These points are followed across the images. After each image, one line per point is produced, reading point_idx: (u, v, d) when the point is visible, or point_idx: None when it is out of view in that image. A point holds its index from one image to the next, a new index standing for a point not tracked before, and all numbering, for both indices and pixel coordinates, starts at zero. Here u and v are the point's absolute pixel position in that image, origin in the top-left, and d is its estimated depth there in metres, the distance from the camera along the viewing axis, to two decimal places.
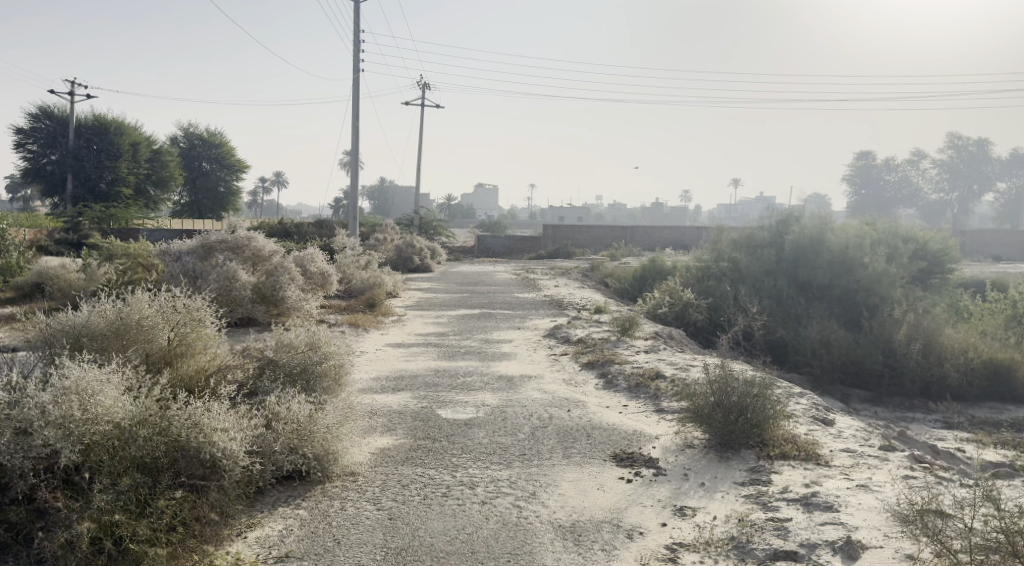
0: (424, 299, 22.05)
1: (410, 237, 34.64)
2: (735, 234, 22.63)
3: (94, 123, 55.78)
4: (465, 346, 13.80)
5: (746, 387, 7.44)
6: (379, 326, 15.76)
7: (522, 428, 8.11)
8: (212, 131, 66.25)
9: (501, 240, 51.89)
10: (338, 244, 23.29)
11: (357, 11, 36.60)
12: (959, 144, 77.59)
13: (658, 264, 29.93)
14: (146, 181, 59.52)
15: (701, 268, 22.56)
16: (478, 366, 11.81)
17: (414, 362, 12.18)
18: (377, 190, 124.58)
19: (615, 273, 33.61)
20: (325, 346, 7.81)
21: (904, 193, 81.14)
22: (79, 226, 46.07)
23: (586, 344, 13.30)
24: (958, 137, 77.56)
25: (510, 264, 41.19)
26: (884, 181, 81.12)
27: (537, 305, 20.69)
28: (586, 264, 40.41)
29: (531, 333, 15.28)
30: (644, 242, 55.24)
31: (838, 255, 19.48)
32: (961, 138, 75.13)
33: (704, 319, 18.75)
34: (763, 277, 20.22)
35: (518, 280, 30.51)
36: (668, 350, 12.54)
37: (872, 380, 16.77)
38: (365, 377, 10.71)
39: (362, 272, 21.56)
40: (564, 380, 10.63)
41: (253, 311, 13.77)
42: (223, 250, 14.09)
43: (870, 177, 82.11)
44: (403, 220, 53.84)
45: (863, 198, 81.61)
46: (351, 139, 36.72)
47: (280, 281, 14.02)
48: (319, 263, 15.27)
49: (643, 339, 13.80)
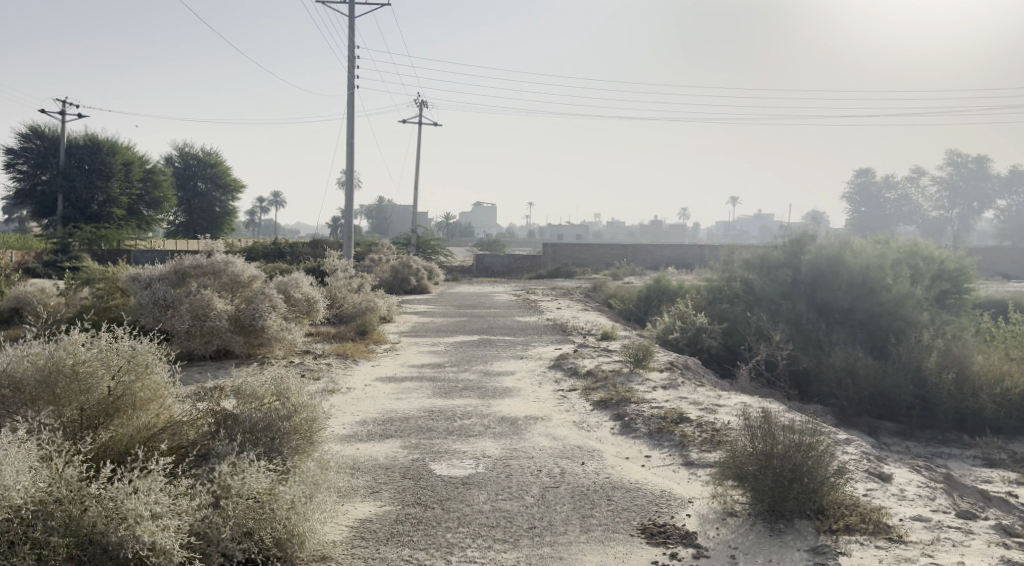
0: (420, 324, 20.82)
1: (406, 257, 33.44)
2: (746, 255, 21.57)
3: (86, 143, 54.79)
4: (463, 379, 12.58)
5: (798, 443, 6.24)
6: (371, 357, 14.56)
7: (530, 488, 6.90)
8: (207, 150, 65.25)
9: (500, 260, 50.70)
10: (330, 266, 22.10)
11: (352, 27, 35.80)
12: (959, 162, 76.66)
13: (665, 285, 28.75)
14: (139, 202, 58.41)
15: (711, 289, 21.44)
16: (478, 405, 10.59)
17: (406, 400, 10.94)
18: (375, 209, 123.63)
19: (619, 294, 32.39)
20: (294, 395, 6.58)
21: (905, 211, 80.23)
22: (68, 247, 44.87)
23: (596, 377, 12.07)
24: (958, 154, 76.79)
25: (510, 285, 40.00)
26: (885, 198, 80.21)
27: (540, 330, 19.45)
28: (588, 285, 39.21)
29: (535, 364, 14.07)
30: (645, 261, 54.03)
31: (858, 276, 18.41)
32: (961, 155, 74.31)
33: (718, 346, 17.62)
34: (780, 300, 19.12)
35: (518, 302, 29.31)
36: (688, 385, 11.34)
37: (901, 413, 15.56)
38: (351, 421, 9.49)
39: (354, 296, 20.35)
40: (574, 423, 9.41)
41: (230, 342, 12.60)
42: (198, 275, 12.93)
43: (871, 194, 81.20)
44: (400, 239, 52.69)
45: (864, 216, 80.68)
46: (346, 158, 35.70)
47: (258, 310, 12.85)
48: (304, 288, 14.09)
49: (658, 372, 12.59)
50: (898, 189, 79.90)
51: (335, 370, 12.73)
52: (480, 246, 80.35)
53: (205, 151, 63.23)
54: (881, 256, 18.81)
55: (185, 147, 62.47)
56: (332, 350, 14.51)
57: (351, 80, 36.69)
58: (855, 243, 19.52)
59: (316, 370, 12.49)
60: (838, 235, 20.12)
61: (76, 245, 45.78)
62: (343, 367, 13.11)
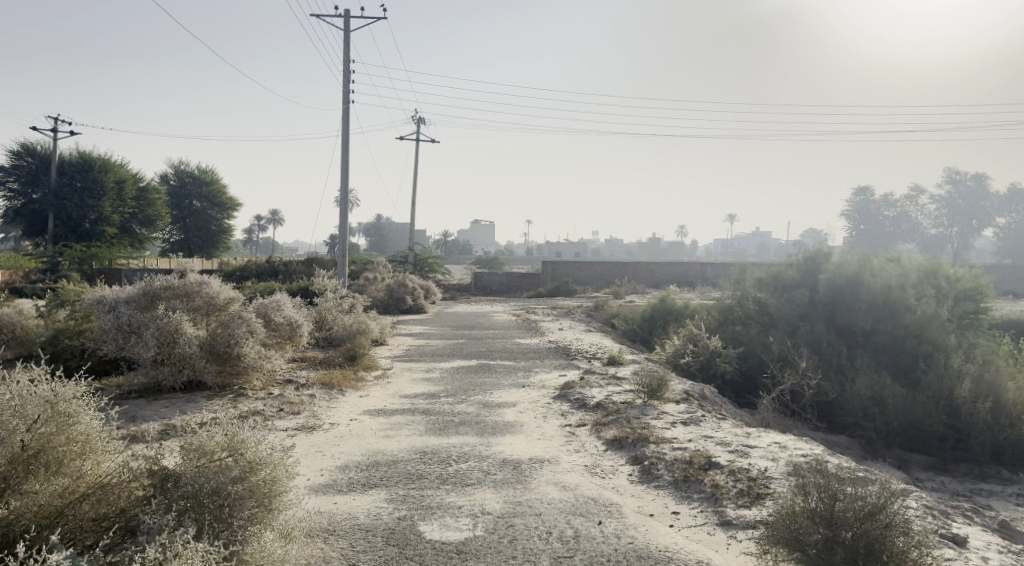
0: (416, 347, 19.64)
1: (402, 276, 32.26)
2: (759, 273, 20.43)
3: (78, 160, 53.74)
4: (460, 412, 11.39)
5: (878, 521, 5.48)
6: (359, 386, 13.38)
7: (540, 558, 5.75)
8: (203, 168, 64.14)
9: (498, 278, 49.56)
10: (320, 286, 20.93)
11: (348, 40, 34.84)
12: (958, 180, 75.85)
13: (670, 303, 27.83)
14: (131, 219, 57.24)
15: (722, 308, 20.26)
16: (477, 443, 9.42)
17: (396, 438, 9.76)
18: (373, 227, 122.57)
19: (622, 314, 31.21)
20: (250, 451, 5.42)
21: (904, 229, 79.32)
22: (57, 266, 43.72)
23: (607, 410, 10.91)
24: (957, 172, 76.05)
25: (509, 304, 38.80)
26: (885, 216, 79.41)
27: (542, 354, 18.27)
28: (589, 304, 38.02)
29: (539, 393, 12.89)
30: (646, 279, 52.91)
31: (879, 296, 17.36)
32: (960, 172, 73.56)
33: (733, 372, 16.49)
34: (797, 322, 17.97)
35: (519, 322, 28.13)
36: (709, 420, 10.18)
37: (934, 446, 14.38)
38: (331, 467, 8.30)
39: (344, 318, 19.19)
40: (585, 468, 8.23)
41: (202, 372, 11.47)
42: (169, 298, 11.76)
43: (870, 212, 80.47)
44: (397, 257, 51.51)
45: (864, 234, 79.76)
46: (341, 174, 34.66)
47: (234, 335, 11.69)
48: (287, 310, 12.92)
49: (674, 403, 11.42)
50: (897, 207, 79.07)
51: (319, 402, 11.59)
52: (478, 264, 79.25)
53: (200, 168, 62.12)
54: (904, 275, 17.73)
55: (180, 164, 61.37)
56: (318, 378, 13.35)
57: (346, 94, 35.66)
58: (875, 260, 18.45)
59: (298, 403, 11.33)
60: (855, 253, 19.07)
61: (65, 264, 44.64)
62: (327, 399, 11.94)
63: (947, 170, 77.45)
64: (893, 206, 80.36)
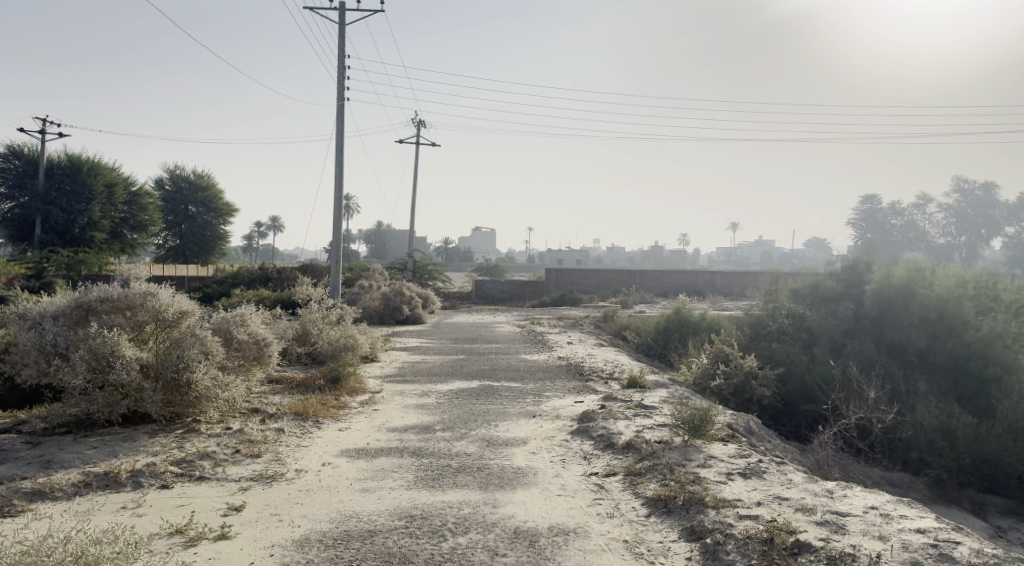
0: (411, 365, 17.59)
1: (399, 284, 30.13)
2: (793, 283, 18.25)
3: (67, 163, 51.73)
4: (459, 453, 9.33)
5: None
6: (339, 417, 11.29)
7: None
8: (198, 172, 61.96)
9: (500, 286, 47.50)
10: (304, 295, 18.86)
11: (343, 36, 32.89)
12: (967, 188, 74.01)
13: (685, 313, 26.00)
14: (122, 225, 55.13)
15: (751, 322, 18.07)
16: (480, 502, 7.36)
17: (378, 493, 7.71)
18: (373, 234, 120.57)
19: (634, 325, 29.16)
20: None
21: None
22: (41, 274, 41.62)
23: (641, 452, 8.84)
24: (964, 181, 73.80)
25: (513, 313, 36.71)
26: (891, 225, 77.31)
27: (553, 374, 16.16)
28: (597, 314, 35.99)
29: (552, 426, 10.81)
30: (654, 287, 50.87)
31: (933, 310, 15.37)
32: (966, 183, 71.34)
33: (771, 397, 14.61)
34: (842, 340, 15.83)
35: (524, 334, 26.05)
36: (772, 469, 8.14)
37: (1013, 487, 12.32)
38: (286, 547, 6.30)
39: (331, 332, 17.18)
40: (628, 548, 6.24)
41: (144, 404, 9.42)
42: (106, 312, 9.75)
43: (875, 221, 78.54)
44: (395, 264, 49.54)
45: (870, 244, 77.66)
46: (337, 176, 32.74)
47: (184, 358, 9.62)
48: (253, 326, 10.84)
49: (720, 443, 9.35)
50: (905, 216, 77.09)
51: (287, 442, 9.53)
52: (479, 272, 77.31)
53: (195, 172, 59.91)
54: (962, 288, 15.67)
55: (174, 168, 59.17)
56: (290, 407, 11.26)
57: (342, 92, 33.67)
58: (927, 268, 16.39)
59: (259, 442, 9.27)
60: (902, 262, 17.00)
61: (51, 270, 42.51)
62: (298, 436, 9.88)
63: (956, 179, 75.18)
64: (901, 214, 78.54)
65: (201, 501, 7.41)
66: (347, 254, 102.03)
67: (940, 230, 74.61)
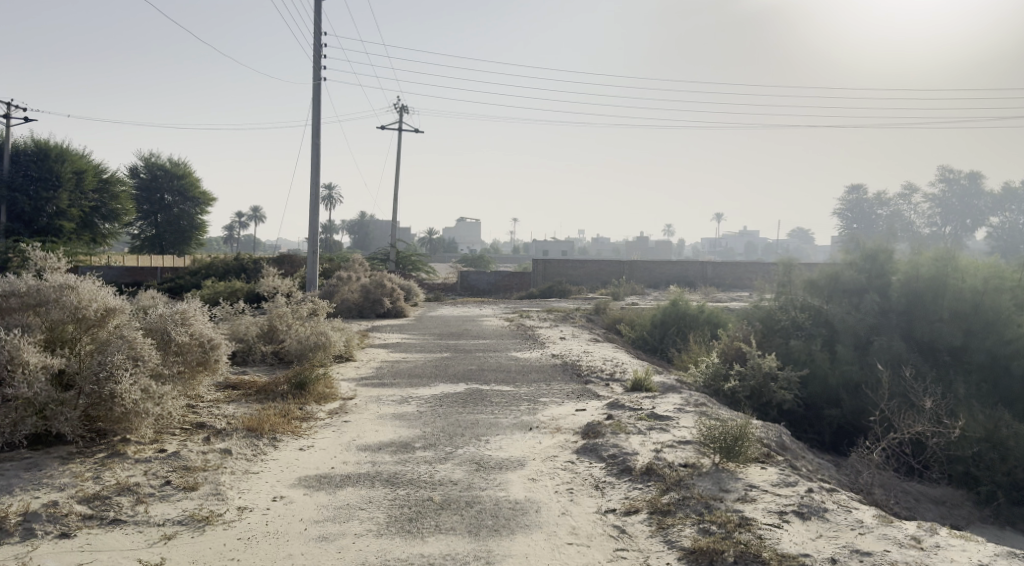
0: (390, 364, 15.91)
1: (379, 276, 28.33)
2: (809, 273, 16.54)
3: (34, 148, 49.39)
4: (443, 480, 7.67)
5: None
6: (300, 431, 9.61)
7: None
8: (174, 159, 59.54)
9: (485, 276, 45.78)
10: (270, 288, 17.08)
11: (319, 10, 30.92)
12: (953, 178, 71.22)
13: (682, 306, 24.43)
14: (93, 213, 52.85)
15: (761, 315, 16.34)
16: (470, 557, 5.74)
17: (340, 543, 6.08)
18: (357, 224, 118.51)
19: (629, 318, 27.62)
20: None
21: None
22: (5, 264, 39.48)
23: (665, 480, 7.23)
24: (952, 170, 70.88)
25: (500, 306, 35.06)
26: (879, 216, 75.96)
27: (548, 374, 14.51)
28: (588, 306, 34.43)
29: (553, 443, 9.19)
30: (644, 279, 49.33)
31: (967, 304, 13.83)
32: (951, 174, 69.28)
33: (792, 402, 13.02)
34: (867, 336, 14.22)
35: (512, 328, 24.40)
36: (831, 507, 6.61)
37: None
38: None
39: (300, 330, 15.46)
40: None
41: (56, 422, 7.72)
42: (14, 309, 8.08)
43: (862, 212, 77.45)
44: (377, 254, 47.70)
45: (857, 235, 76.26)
46: (313, 161, 30.89)
47: (106, 366, 7.93)
48: (196, 325, 9.19)
49: (758, 467, 7.76)
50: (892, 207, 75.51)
51: (234, 469, 7.83)
52: (464, 262, 75.64)
53: (170, 158, 57.54)
54: (998, 279, 14.19)
55: (148, 155, 56.80)
56: (243, 421, 9.57)
57: (319, 71, 31.76)
58: (958, 258, 14.80)
59: (197, 470, 7.57)
60: (928, 251, 15.40)
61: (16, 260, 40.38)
62: (248, 461, 8.20)
63: (942, 170, 72.82)
64: (887, 204, 77.53)
65: (107, 559, 5.74)
66: (330, 245, 99.74)
67: (927, 221, 72.83)
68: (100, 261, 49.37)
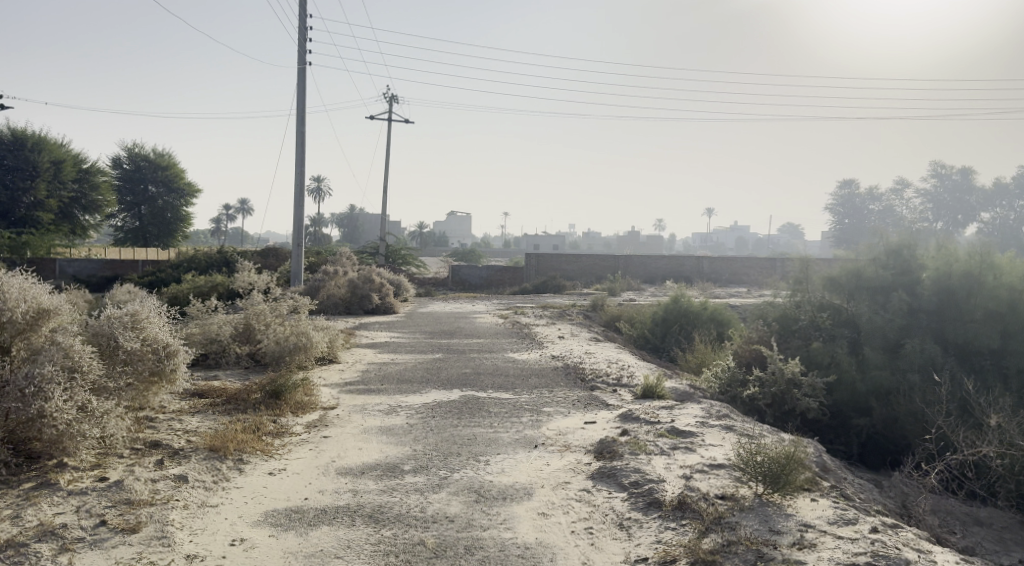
0: (377, 367, 14.68)
1: (368, 271, 27.01)
2: (827, 269, 15.32)
3: (11, 137, 47.76)
4: (437, 516, 6.46)
5: None
6: (270, 450, 8.41)
7: None
8: (158, 150, 57.80)
9: (477, 271, 44.50)
10: (246, 283, 15.80)
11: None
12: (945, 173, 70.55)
13: (683, 303, 23.27)
14: (72, 205, 51.21)
15: (776, 313, 15.16)
16: None
17: None
18: (346, 217, 116.96)
19: (627, 315, 26.45)
20: None
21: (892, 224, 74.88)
22: None
23: (703, 518, 6.05)
24: (940, 165, 70.11)
25: (492, 302, 33.87)
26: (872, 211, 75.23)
27: (549, 379, 13.30)
28: (584, 302, 33.29)
29: (563, 464, 7.99)
30: (639, 274, 48.19)
31: (1003, 304, 12.55)
32: (944, 169, 68.56)
33: (818, 410, 11.86)
34: (895, 338, 12.99)
35: (507, 326, 23.20)
36: (909, 557, 5.45)
37: None
38: None
39: (278, 330, 14.20)
40: None
41: None
42: None
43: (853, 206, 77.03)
44: (366, 248, 46.39)
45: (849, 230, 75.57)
46: (298, 149, 29.59)
47: (35, 380, 6.78)
48: (150, 329, 8.04)
49: (809, 499, 6.58)
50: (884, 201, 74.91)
51: (187, 502, 6.62)
52: (454, 257, 74.38)
53: (154, 148, 55.85)
54: None
55: (130, 145, 55.11)
56: (204, 439, 8.38)
57: (304, 55, 30.42)
58: (992, 252, 13.48)
59: (141, 505, 6.34)
60: (957, 246, 14.11)
61: None
62: (205, 491, 6.97)
63: (933, 164, 72.09)
64: (879, 199, 76.77)
65: None
66: (319, 239, 98.11)
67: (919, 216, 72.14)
68: (81, 254, 47.86)
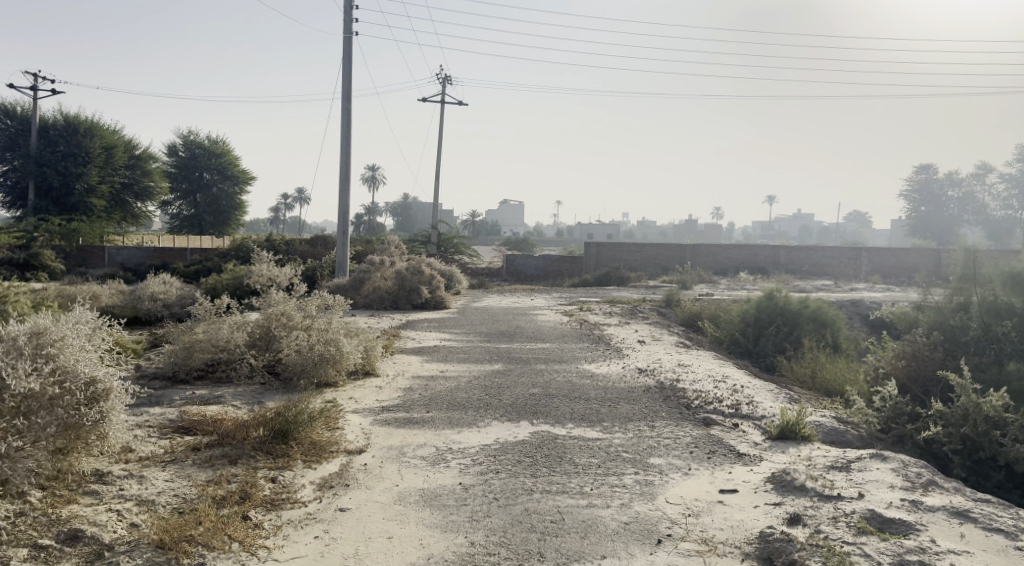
0: (422, 382, 11.77)
1: (417, 261, 24.10)
2: (1004, 264, 11.83)
3: (63, 122, 46.21)
4: None
5: None
6: (253, 540, 5.49)
7: None
8: (212, 137, 55.99)
9: (534, 261, 41.24)
10: (266, 276, 12.95)
11: None
12: None
13: (779, 301, 19.78)
14: (124, 191, 49.62)
15: (934, 318, 11.86)
16: None
17: None
18: (401, 206, 115.06)
19: (709, 313, 23.09)
20: None
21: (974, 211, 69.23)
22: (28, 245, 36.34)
23: None
24: None
25: (550, 295, 30.69)
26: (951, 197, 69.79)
27: (648, 407, 10.14)
28: (654, 297, 29.88)
29: None
30: (709, 265, 44.51)
31: None
32: None
33: None
34: None
35: (575, 327, 20.06)
36: None
37: None
38: None
39: (299, 338, 11.32)
40: None
41: None
42: None
43: (932, 192, 71.76)
44: (419, 236, 43.69)
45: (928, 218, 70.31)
46: (344, 128, 26.89)
47: None
48: (64, 357, 5.73)
49: None
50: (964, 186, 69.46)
51: None
52: (509, 245, 71.33)
53: (207, 134, 53.98)
54: None
55: (184, 131, 53.36)
56: (153, 523, 5.51)
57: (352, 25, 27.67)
58: None
59: None
60: None
61: (40, 240, 37.22)
62: None
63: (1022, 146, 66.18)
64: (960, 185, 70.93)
65: None
66: (373, 228, 96.22)
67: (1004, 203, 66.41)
68: (132, 241, 46.21)
